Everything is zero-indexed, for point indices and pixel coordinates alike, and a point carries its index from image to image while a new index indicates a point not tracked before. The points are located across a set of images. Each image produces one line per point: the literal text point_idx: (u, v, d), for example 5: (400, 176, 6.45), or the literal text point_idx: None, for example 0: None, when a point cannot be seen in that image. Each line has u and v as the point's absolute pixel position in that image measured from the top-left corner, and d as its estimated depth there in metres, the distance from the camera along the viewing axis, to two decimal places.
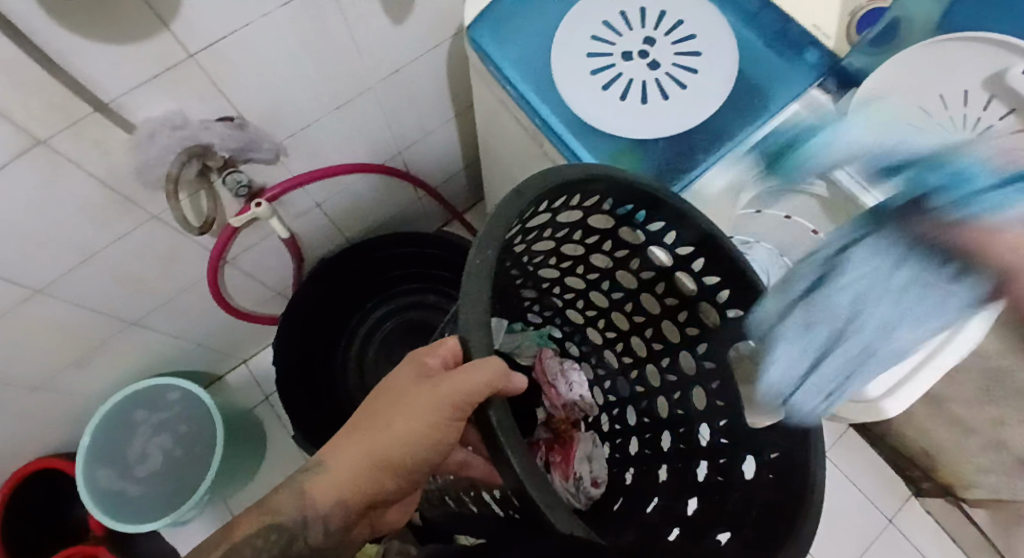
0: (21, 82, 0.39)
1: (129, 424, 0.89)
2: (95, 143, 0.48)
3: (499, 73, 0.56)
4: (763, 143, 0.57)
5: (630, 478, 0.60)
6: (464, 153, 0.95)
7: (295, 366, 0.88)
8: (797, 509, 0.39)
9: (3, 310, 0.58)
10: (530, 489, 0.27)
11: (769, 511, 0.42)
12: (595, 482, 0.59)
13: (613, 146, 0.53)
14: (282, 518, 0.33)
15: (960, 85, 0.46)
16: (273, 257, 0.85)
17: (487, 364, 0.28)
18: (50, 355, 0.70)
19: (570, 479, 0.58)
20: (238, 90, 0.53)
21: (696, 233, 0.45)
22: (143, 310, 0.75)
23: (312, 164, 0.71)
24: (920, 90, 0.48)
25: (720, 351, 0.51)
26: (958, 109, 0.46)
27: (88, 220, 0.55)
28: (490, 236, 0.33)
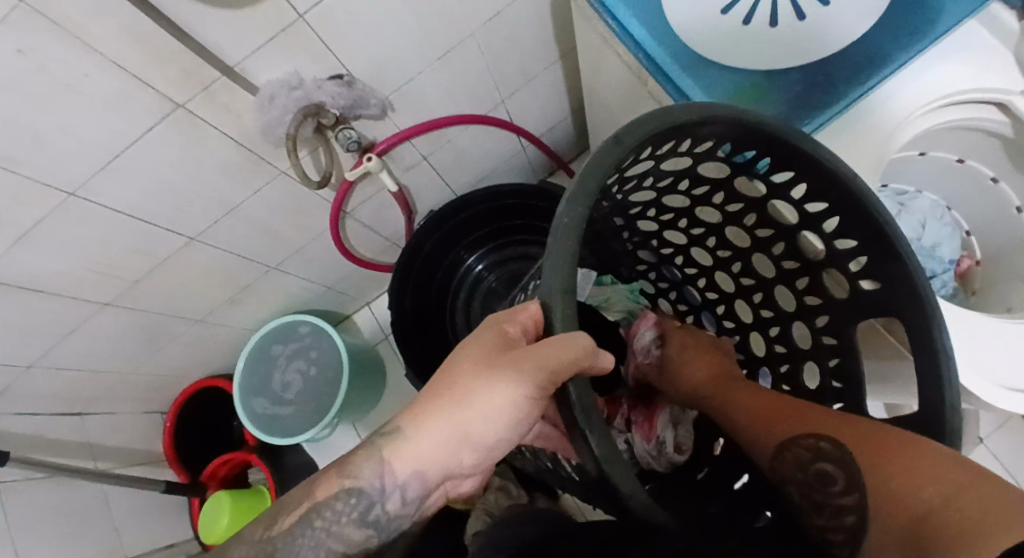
0: (159, 50, 0.44)
1: (269, 356, 1.01)
2: (224, 106, 0.53)
3: (599, 5, 0.51)
4: (924, 69, 0.47)
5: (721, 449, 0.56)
6: (569, 99, 0.90)
7: (412, 310, 0.94)
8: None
9: (171, 254, 0.70)
10: (608, 470, 0.28)
11: None
12: (680, 449, 0.57)
13: (733, 83, 0.46)
14: (359, 484, 0.34)
15: None
16: (386, 209, 0.90)
17: (576, 340, 0.29)
18: (210, 293, 0.83)
19: (653, 442, 0.57)
20: (344, 48, 0.55)
21: (829, 188, 0.39)
22: (279, 257, 0.85)
23: (417, 118, 0.73)
24: None
25: (845, 326, 0.45)
26: None
27: (225, 178, 0.63)
28: (584, 189, 0.32)
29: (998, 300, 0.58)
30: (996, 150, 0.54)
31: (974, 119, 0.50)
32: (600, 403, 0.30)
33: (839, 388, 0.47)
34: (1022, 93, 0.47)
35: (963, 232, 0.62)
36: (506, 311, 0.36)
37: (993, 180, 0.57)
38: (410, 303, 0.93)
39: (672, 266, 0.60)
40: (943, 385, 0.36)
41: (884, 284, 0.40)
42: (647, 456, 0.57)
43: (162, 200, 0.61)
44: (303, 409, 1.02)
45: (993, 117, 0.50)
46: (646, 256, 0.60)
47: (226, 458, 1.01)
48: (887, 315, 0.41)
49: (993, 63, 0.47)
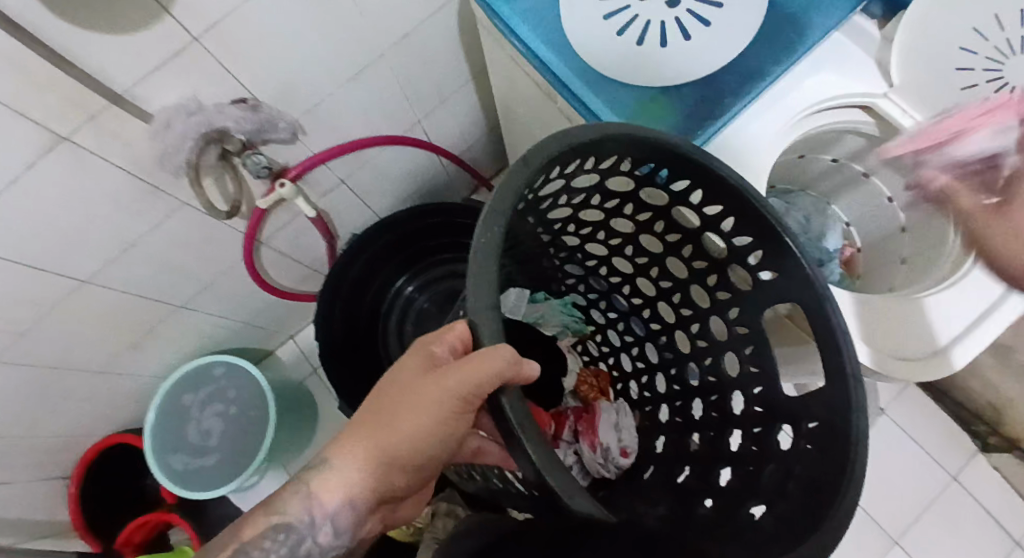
0: (36, 79, 0.40)
1: (180, 407, 0.92)
2: (115, 135, 0.49)
3: (506, 28, 0.53)
4: (797, 82, 0.53)
5: (661, 446, 0.59)
6: (485, 116, 0.92)
7: (342, 339, 0.91)
8: (843, 475, 0.37)
9: (59, 300, 0.63)
10: (544, 474, 0.28)
11: (810, 490, 0.39)
12: (625, 452, 0.60)
13: (633, 99, 0.50)
14: (286, 520, 0.33)
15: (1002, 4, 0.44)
16: (304, 236, 0.86)
17: (499, 353, 0.28)
18: (109, 339, 0.75)
19: (598, 450, 0.61)
20: (247, 71, 0.53)
21: (722, 189, 0.42)
22: (188, 294, 0.79)
23: (330, 140, 0.71)
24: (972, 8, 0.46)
25: (754, 315, 0.48)
26: (1010, 30, 0.44)
27: (119, 213, 0.58)
28: (495, 208, 0.32)
29: (880, 280, 0.66)
30: (866, 150, 0.62)
31: (848, 122, 0.57)
32: (531, 408, 0.30)
33: (757, 372, 0.49)
34: (883, 96, 0.54)
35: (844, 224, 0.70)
36: (435, 331, 0.35)
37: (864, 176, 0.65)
38: (338, 332, 0.90)
39: (598, 277, 0.63)
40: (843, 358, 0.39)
41: (780, 273, 0.44)
42: (592, 465, 0.61)
43: (44, 242, 0.55)
44: (228, 455, 0.94)
45: (862, 120, 0.57)
46: (574, 270, 0.62)
47: (144, 519, 0.91)
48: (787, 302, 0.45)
49: (852, 71, 0.54)
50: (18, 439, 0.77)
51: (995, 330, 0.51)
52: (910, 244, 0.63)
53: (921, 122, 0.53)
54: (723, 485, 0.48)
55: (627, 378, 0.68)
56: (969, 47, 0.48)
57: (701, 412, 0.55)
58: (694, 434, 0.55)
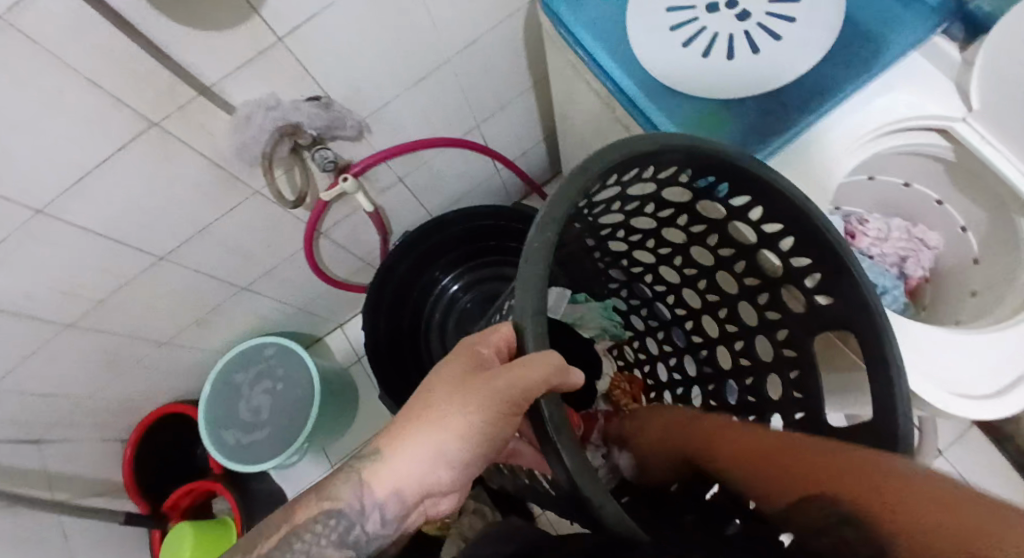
0: (135, 68, 0.44)
1: (232, 384, 0.98)
2: (200, 125, 0.54)
3: (571, 36, 0.54)
4: (870, 100, 0.51)
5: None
6: (542, 125, 0.93)
7: (387, 332, 0.94)
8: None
9: (138, 272, 0.68)
10: (579, 482, 0.29)
11: None
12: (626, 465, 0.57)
13: (693, 110, 0.49)
14: (338, 506, 0.33)
15: None
16: (361, 229, 0.90)
17: (547, 358, 0.30)
18: (177, 313, 0.81)
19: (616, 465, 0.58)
20: (322, 71, 0.57)
21: (785, 208, 0.41)
22: (250, 278, 0.84)
23: (392, 140, 0.74)
24: None
25: (804, 338, 0.47)
26: None
27: (197, 197, 0.63)
28: (552, 212, 0.33)
29: (948, 311, 0.62)
30: (941, 173, 0.59)
31: (921, 145, 0.55)
32: (571, 419, 0.30)
33: (800, 398, 0.48)
34: (961, 120, 0.52)
35: (925, 246, 0.65)
36: (479, 333, 0.36)
37: (938, 203, 0.62)
38: (383, 326, 0.93)
39: (642, 284, 0.62)
40: (895, 396, 0.39)
41: (838, 299, 0.43)
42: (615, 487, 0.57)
43: (130, 218, 0.60)
44: (274, 435, 0.98)
45: (937, 142, 0.54)
46: (617, 274, 0.61)
47: (189, 486, 0.97)
48: (843, 327, 0.43)
49: (933, 93, 0.52)
50: (90, 395, 0.84)
51: None
52: (981, 275, 0.60)
53: (1001, 149, 0.51)
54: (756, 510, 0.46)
55: (661, 387, 0.67)
56: None
57: None
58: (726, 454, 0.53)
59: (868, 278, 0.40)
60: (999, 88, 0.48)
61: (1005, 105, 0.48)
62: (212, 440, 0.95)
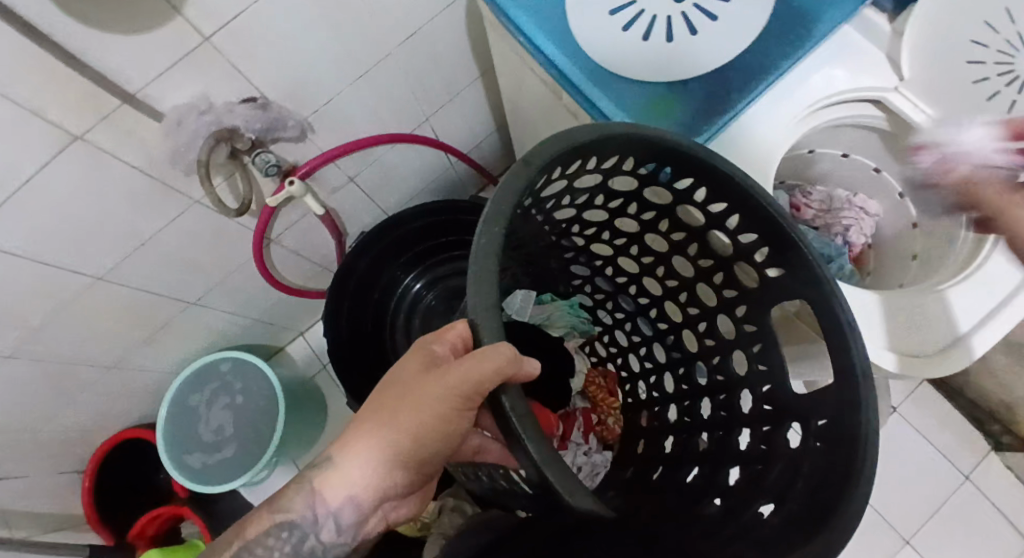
0: (47, 77, 0.41)
1: (188, 407, 0.93)
2: (127, 134, 0.50)
3: (512, 24, 0.53)
4: (805, 76, 0.52)
5: (641, 448, 0.62)
6: (493, 115, 0.92)
7: (349, 338, 0.91)
8: (848, 475, 0.36)
9: (74, 296, 0.64)
10: (547, 473, 0.27)
11: (817, 489, 0.39)
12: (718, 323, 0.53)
13: (639, 93, 0.50)
14: (291, 517, 0.34)
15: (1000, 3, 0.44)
16: (314, 233, 0.87)
17: (498, 350, 0.28)
18: (122, 335, 0.76)
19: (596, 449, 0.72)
20: (257, 70, 0.54)
21: (726, 188, 0.41)
22: (200, 291, 0.80)
23: (340, 139, 0.72)
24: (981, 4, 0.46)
25: (762, 314, 0.48)
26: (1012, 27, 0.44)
27: (132, 211, 0.59)
28: (499, 207, 0.32)
29: (893, 277, 0.65)
30: (876, 143, 0.61)
31: (858, 116, 0.57)
32: (533, 409, 0.29)
33: (765, 371, 0.49)
34: (894, 90, 0.54)
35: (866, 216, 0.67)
36: (434, 331, 0.34)
37: (875, 171, 0.65)
38: (346, 331, 0.91)
39: (604, 276, 0.63)
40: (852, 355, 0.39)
41: (789, 270, 0.43)
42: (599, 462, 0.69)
43: (58, 239, 0.56)
44: (239, 453, 0.94)
45: (873, 113, 0.56)
46: (580, 270, 0.62)
47: (155, 513, 0.92)
48: (796, 298, 0.44)
49: (864, 66, 0.54)
50: (34, 431, 0.78)
51: (1005, 327, 0.51)
52: (921, 240, 0.63)
53: (934, 117, 0.53)
54: (732, 485, 0.47)
55: (635, 378, 0.67)
56: (980, 41, 0.47)
57: (708, 411, 0.54)
58: (702, 433, 0.54)
59: (813, 247, 0.41)
60: (931, 55, 0.50)
61: (935, 75, 0.51)
62: (174, 462, 0.90)
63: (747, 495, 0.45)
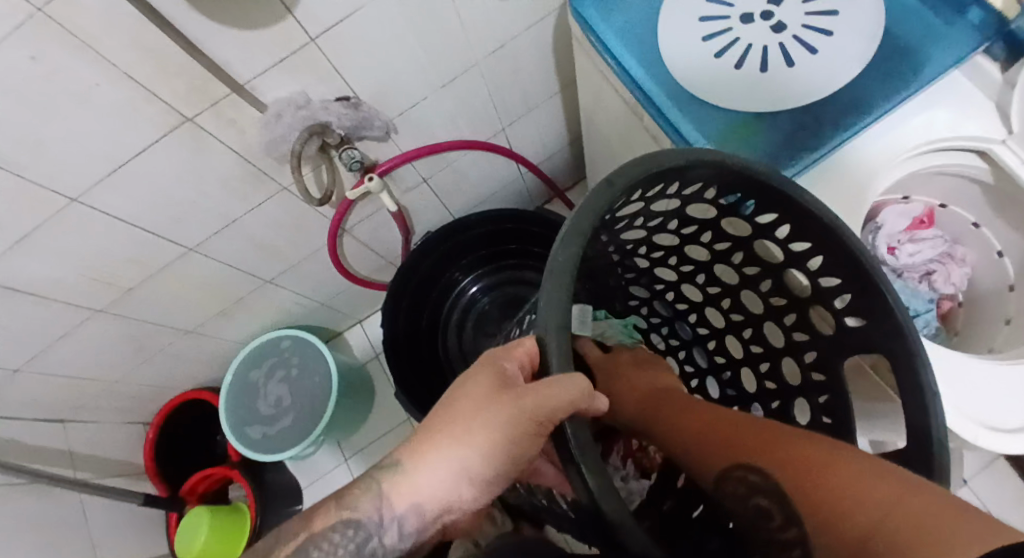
0: (171, 63, 0.46)
1: (247, 382, 1.00)
2: (231, 121, 0.55)
3: (601, 43, 0.54)
4: (911, 116, 0.49)
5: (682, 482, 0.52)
6: (567, 130, 0.93)
7: (404, 333, 0.94)
8: None
9: (167, 262, 0.70)
10: (603, 504, 0.30)
11: None
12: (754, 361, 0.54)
13: (726, 121, 0.48)
14: (358, 516, 0.31)
15: None
16: (384, 228, 0.91)
17: (574, 381, 0.32)
18: (204, 303, 0.83)
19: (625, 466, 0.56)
20: (352, 72, 0.57)
21: (818, 228, 0.40)
22: (274, 272, 0.85)
23: (418, 141, 0.75)
24: None
25: (833, 360, 0.46)
26: None
27: (227, 191, 0.64)
28: (577, 228, 0.34)
29: (979, 341, 0.59)
30: (981, 197, 0.57)
31: (957, 165, 0.53)
32: (592, 439, 0.32)
33: (829, 423, 0.47)
34: (1000, 142, 0.50)
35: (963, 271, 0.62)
36: (499, 348, 0.37)
37: (974, 226, 0.60)
38: (402, 325, 0.93)
39: (663, 302, 0.60)
40: (930, 426, 0.37)
41: (869, 320, 0.41)
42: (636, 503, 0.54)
43: (161, 209, 0.62)
44: (292, 428, 0.99)
45: (976, 164, 0.53)
46: (638, 292, 0.59)
47: (206, 473, 0.98)
48: (870, 350, 0.42)
49: (974, 111, 0.50)
50: (117, 378, 0.87)
51: None
52: (1017, 304, 0.58)
53: None
54: None
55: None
56: None
57: None
58: None
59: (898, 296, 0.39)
60: None
61: None
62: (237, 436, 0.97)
63: None
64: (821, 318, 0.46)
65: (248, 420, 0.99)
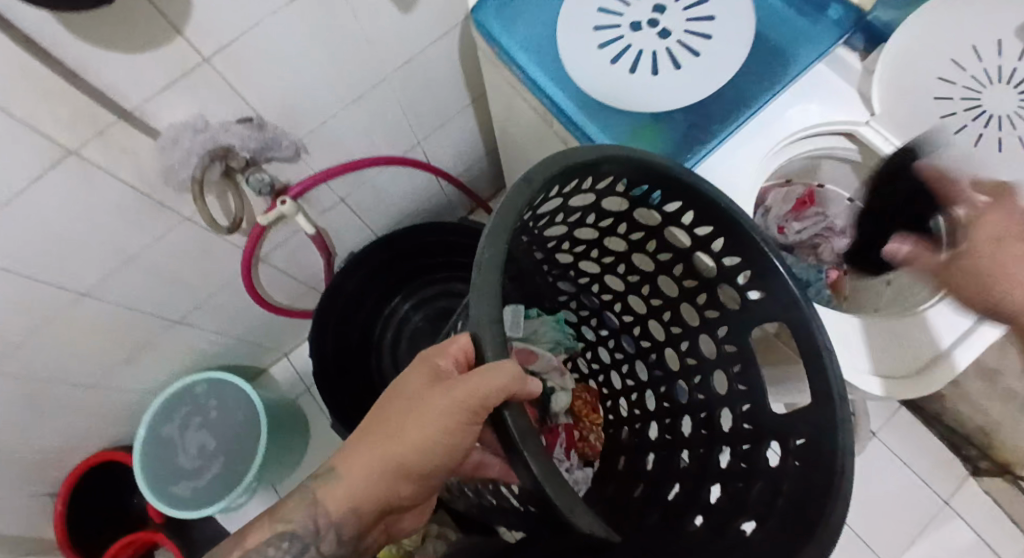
0: (47, 94, 0.41)
1: (161, 440, 0.91)
2: (121, 151, 0.50)
3: (505, 54, 0.56)
4: (786, 108, 0.56)
5: (621, 465, 0.61)
6: (483, 140, 0.94)
7: (332, 355, 0.90)
8: (826, 492, 0.38)
9: (56, 312, 0.63)
10: (547, 487, 0.27)
11: (798, 505, 0.40)
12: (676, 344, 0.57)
13: (629, 123, 0.52)
14: (292, 528, 0.35)
15: (990, 36, 0.46)
16: (302, 252, 0.87)
17: (506, 367, 0.28)
18: (104, 352, 0.75)
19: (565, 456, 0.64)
20: (254, 91, 0.55)
21: (712, 211, 0.43)
22: (185, 309, 0.79)
23: (333, 159, 0.73)
24: (952, 41, 0.49)
25: (744, 335, 0.49)
26: (990, 60, 0.47)
27: (123, 227, 0.59)
28: (502, 224, 0.33)
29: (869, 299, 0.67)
30: (851, 175, 0.66)
31: (829, 148, 0.60)
32: (534, 425, 0.29)
33: (744, 391, 0.50)
34: (865, 124, 0.57)
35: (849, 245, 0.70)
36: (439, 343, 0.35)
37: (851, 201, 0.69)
38: (332, 347, 0.90)
39: (590, 294, 0.63)
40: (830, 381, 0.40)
41: (769, 294, 0.45)
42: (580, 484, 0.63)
43: (43, 254, 0.55)
44: (219, 477, 0.92)
45: (846, 145, 0.60)
46: (566, 287, 0.62)
47: (128, 538, 0.89)
48: (773, 321, 0.46)
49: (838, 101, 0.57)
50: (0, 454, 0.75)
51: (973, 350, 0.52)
52: None
53: None
54: (713, 502, 0.48)
55: (618, 396, 0.67)
56: (948, 78, 0.51)
57: (689, 429, 0.55)
58: (683, 451, 0.54)
59: (790, 272, 0.43)
60: (900, 91, 0.54)
61: (902, 110, 0.54)
62: (163, 499, 0.88)
63: (732, 513, 0.45)
64: (728, 296, 0.50)
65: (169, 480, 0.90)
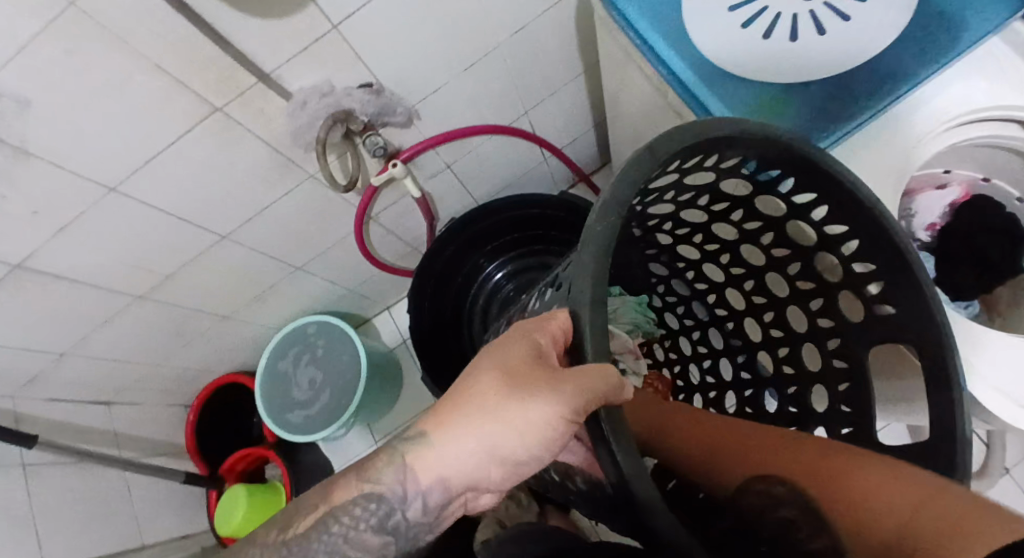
0: (198, 55, 0.47)
1: (276, 372, 1.02)
2: (257, 111, 0.56)
3: (621, 18, 0.52)
4: (948, 85, 0.47)
5: None
6: (591, 113, 0.91)
7: (430, 321, 0.95)
8: None
9: (201, 251, 0.73)
10: (634, 484, 0.27)
11: None
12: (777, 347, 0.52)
13: (753, 94, 0.47)
14: (378, 487, 0.34)
15: None
16: (408, 215, 0.92)
17: (604, 374, 0.29)
18: (237, 289, 0.85)
19: None
20: (375, 59, 0.58)
21: (855, 213, 0.38)
22: (303, 259, 0.88)
23: (442, 127, 0.75)
24: None
25: (858, 354, 0.45)
26: None
27: (258, 181, 0.66)
28: (610, 203, 0.30)
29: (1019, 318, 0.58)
30: (1021, 170, 0.56)
31: (1001, 136, 0.50)
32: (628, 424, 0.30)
33: (847, 412, 0.46)
34: None
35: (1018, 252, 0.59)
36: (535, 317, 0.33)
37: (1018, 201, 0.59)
38: (427, 310, 0.95)
39: (682, 280, 0.60)
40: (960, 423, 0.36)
41: (900, 312, 0.40)
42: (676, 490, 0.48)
43: (193, 199, 0.64)
44: (322, 412, 1.02)
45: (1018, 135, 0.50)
46: (658, 269, 0.59)
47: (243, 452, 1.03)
48: (898, 342, 0.41)
49: (1020, 80, 0.47)
50: (157, 363, 0.90)
51: None
52: None
53: None
54: None
55: (693, 390, 0.62)
56: None
57: None
58: None
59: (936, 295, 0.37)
60: None
61: None
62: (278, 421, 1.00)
63: None
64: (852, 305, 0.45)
65: (282, 407, 1.02)
